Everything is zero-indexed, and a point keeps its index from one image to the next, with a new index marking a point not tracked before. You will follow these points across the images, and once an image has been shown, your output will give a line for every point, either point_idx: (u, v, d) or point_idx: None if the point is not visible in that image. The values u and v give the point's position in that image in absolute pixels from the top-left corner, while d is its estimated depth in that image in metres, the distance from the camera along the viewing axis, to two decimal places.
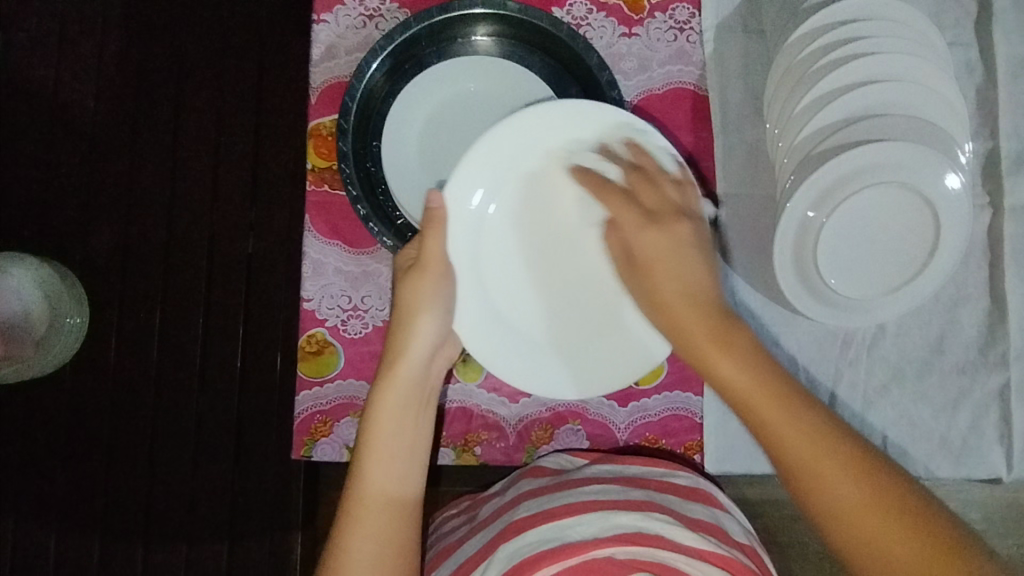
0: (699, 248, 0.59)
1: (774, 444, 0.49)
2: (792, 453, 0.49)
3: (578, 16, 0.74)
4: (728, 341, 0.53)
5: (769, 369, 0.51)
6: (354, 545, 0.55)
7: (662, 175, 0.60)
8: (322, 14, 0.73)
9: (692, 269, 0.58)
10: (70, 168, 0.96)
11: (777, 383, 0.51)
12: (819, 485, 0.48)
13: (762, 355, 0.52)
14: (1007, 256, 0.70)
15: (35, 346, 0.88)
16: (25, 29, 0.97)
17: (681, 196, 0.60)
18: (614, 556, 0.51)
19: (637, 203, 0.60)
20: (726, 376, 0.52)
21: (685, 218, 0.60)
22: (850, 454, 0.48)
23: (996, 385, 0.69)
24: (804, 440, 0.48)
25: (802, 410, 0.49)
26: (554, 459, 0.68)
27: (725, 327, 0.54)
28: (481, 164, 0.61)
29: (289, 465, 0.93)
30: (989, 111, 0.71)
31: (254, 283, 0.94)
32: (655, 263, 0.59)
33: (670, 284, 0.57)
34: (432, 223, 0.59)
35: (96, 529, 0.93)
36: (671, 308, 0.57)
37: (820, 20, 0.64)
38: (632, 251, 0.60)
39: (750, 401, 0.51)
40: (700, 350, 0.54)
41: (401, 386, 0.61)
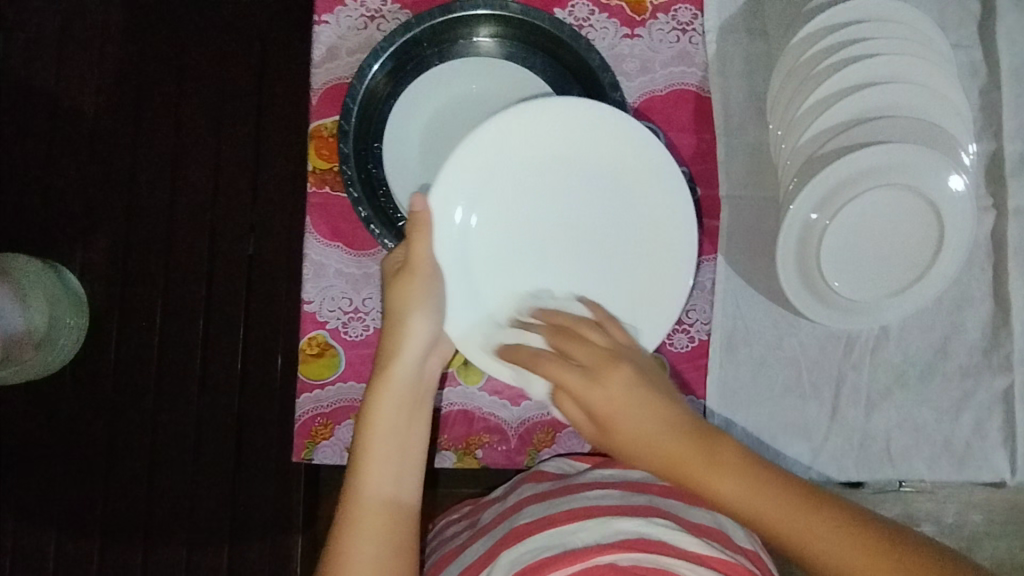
0: (653, 382, 0.55)
1: (809, 558, 0.46)
2: (824, 559, 0.45)
3: (580, 17, 0.74)
4: (715, 452, 0.49)
5: (770, 479, 0.48)
6: (352, 551, 0.55)
7: (582, 325, 0.59)
8: (323, 15, 0.73)
9: (655, 410, 0.53)
10: (70, 170, 0.96)
11: (782, 491, 0.47)
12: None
13: (751, 459, 0.49)
14: (1011, 258, 0.70)
15: (34, 348, 0.88)
16: (25, 30, 0.97)
17: (610, 339, 0.58)
18: (615, 562, 0.50)
19: (579, 343, 0.57)
20: (729, 499, 0.48)
21: (624, 358, 0.56)
22: (907, 559, 0.44)
23: (1000, 388, 0.69)
24: (851, 556, 0.44)
25: (833, 517, 0.46)
26: (556, 462, 0.68)
27: (709, 445, 0.50)
28: (467, 166, 0.61)
29: (289, 469, 0.92)
30: (993, 113, 0.71)
31: (254, 285, 0.94)
32: (614, 415, 0.53)
33: (636, 439, 0.52)
34: (419, 227, 0.59)
35: (96, 532, 0.92)
36: (652, 460, 0.51)
37: (824, 21, 0.63)
38: (592, 409, 0.54)
39: (766, 522, 0.47)
40: (696, 485, 0.49)
41: (395, 389, 0.61)
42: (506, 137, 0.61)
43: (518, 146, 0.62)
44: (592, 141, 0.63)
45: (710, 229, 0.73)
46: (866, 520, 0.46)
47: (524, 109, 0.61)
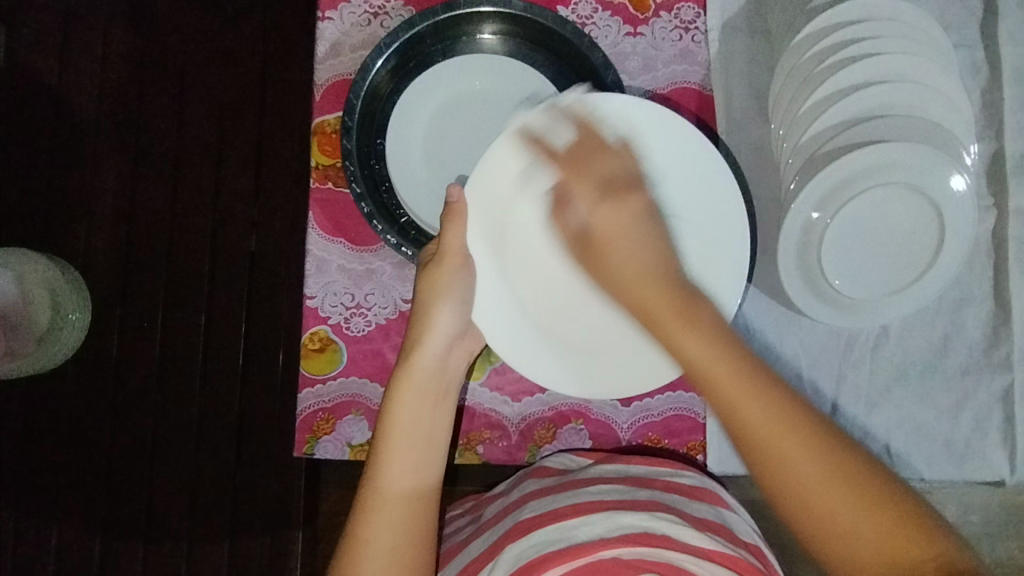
0: (661, 233, 0.58)
1: (746, 437, 0.48)
2: (753, 427, 0.47)
3: (583, 15, 0.74)
4: (691, 316, 0.52)
5: (745, 353, 0.49)
6: (369, 537, 0.56)
7: (614, 142, 0.59)
8: (326, 11, 0.73)
9: (648, 250, 0.56)
10: (74, 164, 0.96)
11: (748, 366, 0.49)
12: (780, 465, 0.47)
13: (725, 327, 0.51)
14: (1011, 258, 0.70)
15: (36, 341, 0.86)
16: (28, 25, 0.97)
17: (631, 164, 0.59)
18: (619, 557, 0.51)
19: (592, 164, 0.59)
20: (691, 354, 0.50)
21: (637, 188, 0.59)
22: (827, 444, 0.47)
23: (999, 387, 0.70)
24: (773, 420, 0.47)
25: (788, 402, 0.48)
26: (558, 458, 0.68)
27: (689, 303, 0.53)
28: (506, 160, 0.58)
29: (290, 464, 0.92)
30: (995, 112, 0.71)
31: (256, 280, 0.94)
32: (609, 240, 0.58)
33: (626, 266, 0.56)
34: (453, 219, 0.58)
35: (98, 527, 0.93)
36: (632, 290, 0.55)
37: (825, 21, 0.64)
38: (588, 228, 0.59)
39: (718, 378, 0.48)
40: (662, 327, 0.52)
41: (417, 381, 0.61)
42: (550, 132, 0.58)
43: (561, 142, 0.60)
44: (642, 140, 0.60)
45: None
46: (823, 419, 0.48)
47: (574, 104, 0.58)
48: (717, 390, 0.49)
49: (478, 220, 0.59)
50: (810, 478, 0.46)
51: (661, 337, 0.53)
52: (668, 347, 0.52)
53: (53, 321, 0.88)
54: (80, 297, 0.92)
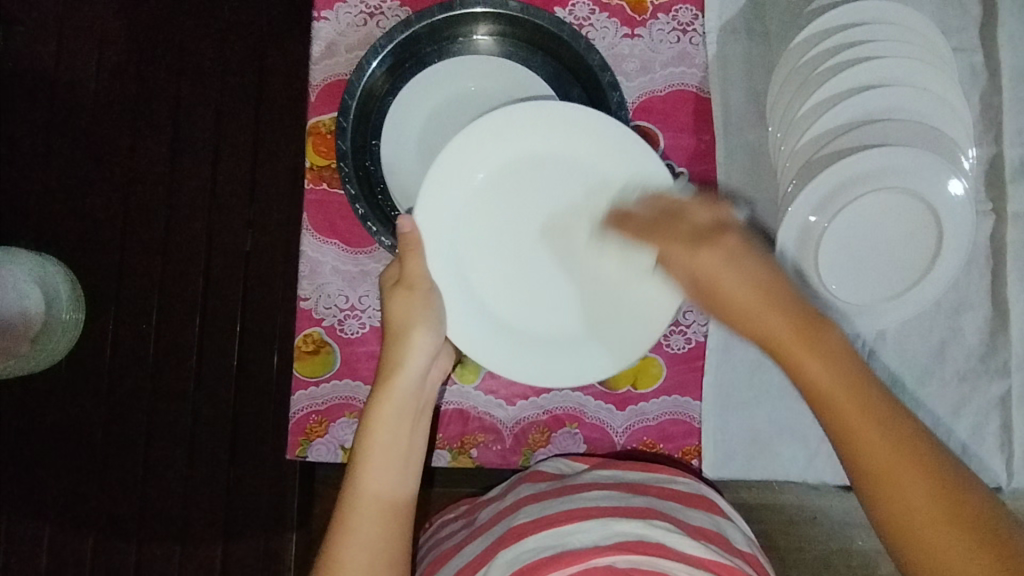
0: (766, 266, 0.51)
1: (853, 450, 0.45)
2: (876, 462, 0.44)
3: (580, 16, 0.73)
4: (815, 340, 0.47)
5: (889, 402, 0.45)
6: (345, 553, 0.55)
7: (691, 202, 0.56)
8: (322, 11, 0.73)
9: (754, 275, 0.50)
10: (69, 163, 0.96)
11: (883, 403, 0.45)
12: (900, 522, 0.43)
13: (853, 359, 0.47)
14: (1010, 263, 0.69)
15: (31, 343, 0.87)
16: (24, 23, 0.97)
17: (717, 215, 0.54)
18: (614, 564, 0.50)
19: (683, 223, 0.55)
20: (813, 381, 0.47)
21: (731, 229, 0.53)
22: (964, 505, 0.43)
23: (997, 393, 0.69)
24: (906, 472, 0.43)
25: (922, 456, 0.44)
26: (554, 462, 0.68)
27: (809, 324, 0.48)
28: (454, 169, 0.61)
29: (283, 466, 0.92)
30: (994, 117, 0.71)
31: (253, 280, 0.94)
32: (714, 274, 0.51)
33: (735, 301, 0.50)
34: (408, 247, 0.60)
35: (92, 529, 0.92)
36: (752, 324, 0.50)
37: (825, 24, 0.63)
38: (692, 271, 0.53)
39: (836, 404, 0.46)
40: (786, 356, 0.48)
41: (396, 399, 0.60)
42: (491, 137, 0.62)
43: (502, 144, 0.63)
44: (574, 141, 0.64)
45: None
46: (971, 484, 0.43)
47: (512, 112, 0.61)
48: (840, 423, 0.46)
49: (425, 235, 0.61)
50: (938, 541, 0.42)
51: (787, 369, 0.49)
52: (790, 373, 0.48)
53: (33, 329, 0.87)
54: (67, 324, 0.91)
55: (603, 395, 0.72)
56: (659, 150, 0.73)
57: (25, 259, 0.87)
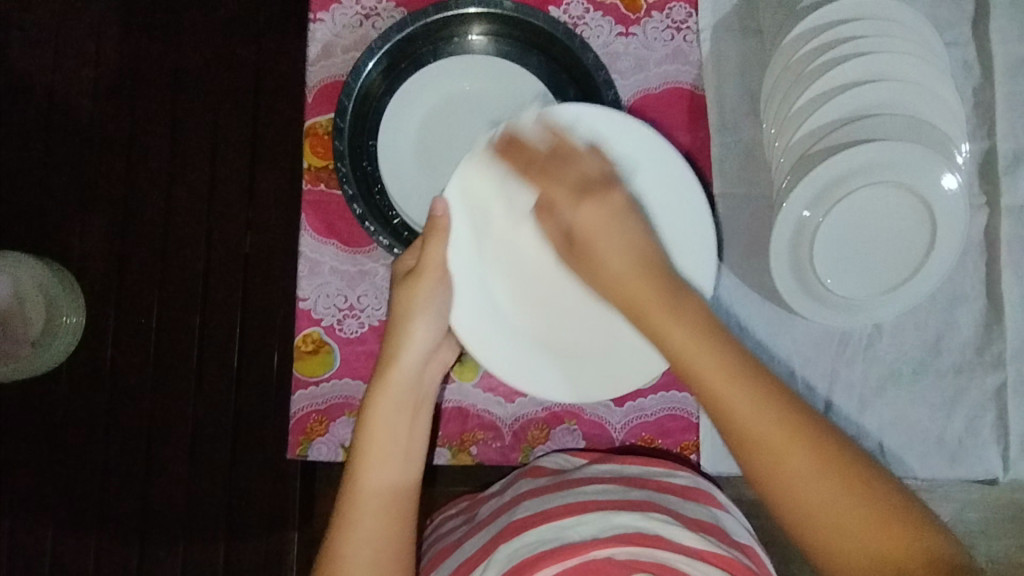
0: (643, 233, 0.55)
1: (705, 394, 0.48)
2: (742, 425, 0.47)
3: (574, 15, 0.74)
4: (675, 301, 0.51)
5: (744, 366, 0.48)
6: (349, 547, 0.55)
7: (586, 151, 0.57)
8: (318, 13, 0.73)
9: (637, 239, 0.54)
10: (68, 166, 0.96)
11: (741, 367, 0.48)
12: (760, 446, 0.46)
13: (707, 315, 0.51)
14: (1003, 255, 0.70)
15: (31, 346, 0.88)
16: (22, 28, 0.97)
17: (606, 166, 0.57)
18: (613, 557, 0.51)
19: (573, 166, 0.57)
20: (674, 342, 0.50)
21: (616, 186, 0.56)
22: (838, 457, 0.46)
23: (993, 384, 0.70)
24: (765, 423, 0.46)
25: (783, 410, 0.47)
26: (551, 459, 0.68)
27: (672, 289, 0.52)
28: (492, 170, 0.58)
29: (284, 466, 0.92)
30: (986, 112, 0.71)
31: (251, 281, 0.94)
32: (594, 236, 0.55)
33: (607, 259, 0.54)
34: (433, 232, 0.58)
35: (94, 531, 0.93)
36: (619, 289, 0.53)
37: (816, 21, 0.64)
38: (572, 224, 0.56)
39: (697, 371, 0.48)
40: (650, 320, 0.52)
41: (394, 392, 0.60)
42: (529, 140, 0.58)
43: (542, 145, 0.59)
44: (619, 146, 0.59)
45: None
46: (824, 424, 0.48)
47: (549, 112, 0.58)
48: (708, 393, 0.48)
49: (461, 240, 0.59)
50: (814, 498, 0.45)
51: (649, 330, 0.52)
52: (649, 332, 0.52)
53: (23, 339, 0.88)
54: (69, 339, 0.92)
55: None
56: None
57: (30, 264, 0.89)
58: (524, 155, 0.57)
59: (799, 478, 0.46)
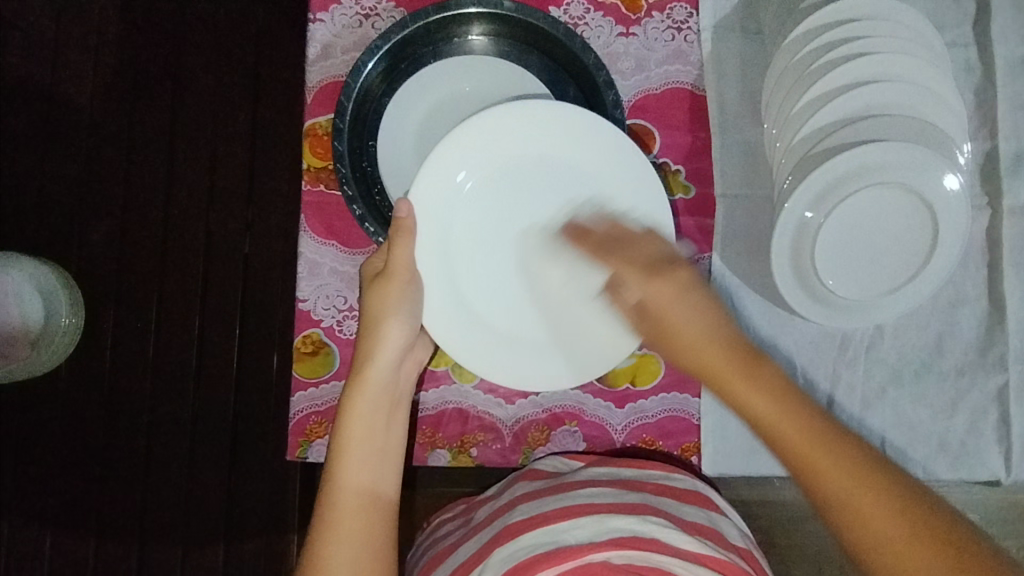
0: (709, 301, 0.55)
1: (792, 460, 0.47)
2: (838, 496, 0.45)
3: (575, 15, 0.74)
4: (754, 369, 0.51)
5: (837, 432, 0.47)
6: (330, 548, 0.54)
7: (641, 236, 0.60)
8: (318, 13, 0.73)
9: (704, 315, 0.54)
10: (67, 166, 0.96)
11: (828, 434, 0.47)
12: (858, 521, 0.44)
13: (791, 384, 0.50)
14: (1006, 256, 0.70)
15: (29, 347, 0.87)
16: (22, 28, 0.97)
17: (664, 246, 0.58)
18: (609, 560, 0.50)
19: (632, 248, 0.59)
20: (752, 407, 0.49)
21: (680, 264, 0.57)
22: (956, 545, 0.42)
23: (995, 386, 0.69)
24: (859, 492, 0.44)
25: (885, 487, 0.44)
26: (550, 460, 0.68)
27: (749, 355, 0.52)
28: (450, 167, 0.61)
29: (284, 468, 0.92)
30: (987, 112, 0.71)
31: (250, 282, 0.94)
32: (665, 311, 0.55)
33: (682, 331, 0.54)
34: (400, 232, 0.59)
35: (94, 532, 0.92)
36: (689, 352, 0.53)
37: (818, 20, 0.63)
38: (646, 302, 0.56)
39: (780, 433, 0.48)
40: (725, 386, 0.51)
41: (370, 392, 0.60)
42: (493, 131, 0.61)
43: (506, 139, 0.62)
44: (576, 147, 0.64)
45: (705, 227, 0.73)
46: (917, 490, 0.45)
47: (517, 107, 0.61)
48: (800, 466, 0.47)
49: (425, 229, 0.61)
50: None
51: (727, 399, 0.52)
52: (728, 401, 0.51)
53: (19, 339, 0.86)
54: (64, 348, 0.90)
55: (602, 392, 0.72)
56: (653, 148, 0.74)
57: (26, 264, 0.87)
58: (590, 241, 0.62)
59: (905, 561, 0.42)
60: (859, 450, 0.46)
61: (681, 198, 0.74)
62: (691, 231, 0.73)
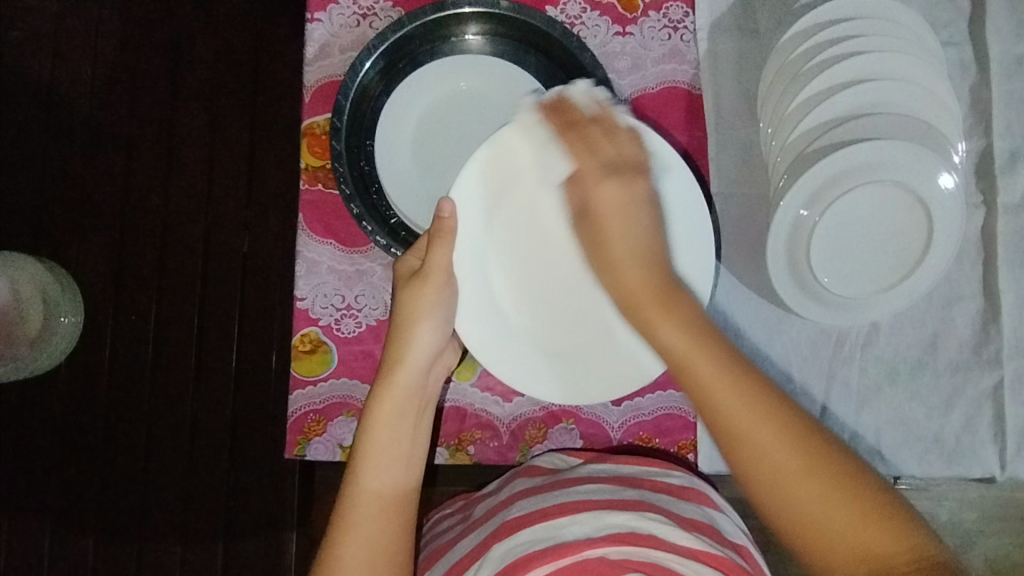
0: (650, 218, 0.58)
1: (693, 385, 0.49)
2: (725, 413, 0.47)
3: (572, 15, 0.74)
4: (667, 300, 0.53)
5: (724, 353, 0.49)
6: (348, 546, 0.55)
7: (625, 130, 0.60)
8: (316, 12, 0.73)
9: (640, 233, 0.57)
10: (66, 166, 0.96)
11: (723, 357, 0.49)
12: (739, 441, 0.47)
13: (704, 319, 0.52)
14: (1000, 254, 0.70)
15: (30, 347, 0.87)
16: (21, 28, 0.97)
17: (639, 152, 0.59)
18: (606, 556, 0.51)
19: (597, 142, 0.59)
20: (665, 335, 0.52)
21: (643, 174, 0.59)
22: (824, 455, 0.46)
23: (990, 384, 0.70)
24: (751, 418, 0.47)
25: (761, 397, 0.47)
26: (548, 458, 0.68)
27: (668, 288, 0.54)
28: (497, 168, 0.60)
29: (282, 467, 0.92)
30: (983, 110, 0.71)
31: (249, 281, 0.94)
32: (606, 218, 0.58)
33: (619, 241, 0.57)
34: (441, 234, 0.59)
35: (93, 531, 0.93)
36: (620, 266, 0.56)
37: (813, 20, 0.64)
38: (590, 201, 0.60)
39: (691, 366, 0.49)
40: (642, 312, 0.54)
41: (400, 394, 0.60)
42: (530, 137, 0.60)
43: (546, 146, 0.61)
44: None
45: None
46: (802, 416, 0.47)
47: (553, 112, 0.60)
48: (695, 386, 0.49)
49: (463, 236, 0.60)
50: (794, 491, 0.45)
51: (641, 323, 0.54)
52: (643, 328, 0.54)
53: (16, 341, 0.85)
54: (48, 360, 0.90)
55: None
56: None
57: (30, 267, 0.89)
58: (568, 122, 0.60)
59: (777, 468, 0.46)
60: (760, 380, 0.49)
61: None
62: None
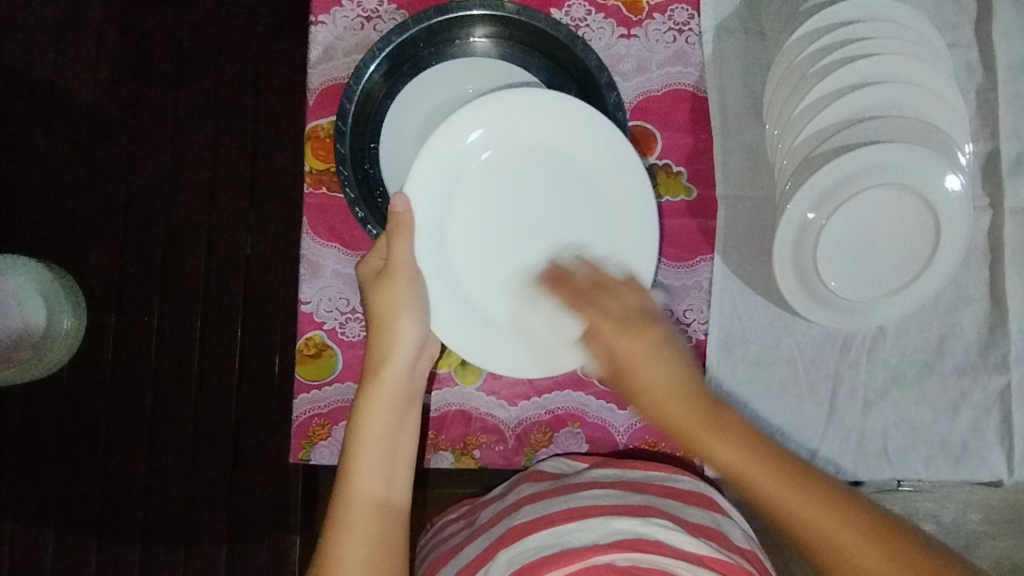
0: (683, 354, 0.55)
1: (756, 492, 0.48)
2: (794, 515, 0.47)
3: (576, 17, 0.74)
4: (717, 420, 0.51)
5: (768, 449, 0.49)
6: (344, 552, 0.55)
7: (623, 287, 0.59)
8: (319, 15, 0.73)
9: (673, 370, 0.53)
10: (68, 168, 0.96)
11: (776, 459, 0.49)
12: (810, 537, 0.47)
13: (746, 426, 0.51)
14: (1007, 256, 0.70)
15: (31, 348, 0.88)
16: (24, 30, 0.97)
17: (642, 300, 0.58)
18: (613, 563, 0.50)
19: (608, 296, 0.58)
20: (722, 459, 0.49)
21: (657, 319, 0.57)
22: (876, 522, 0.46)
23: (997, 387, 0.69)
24: (812, 508, 0.47)
25: (819, 489, 0.47)
26: (553, 462, 0.68)
27: (715, 411, 0.51)
28: (449, 154, 0.61)
29: (286, 470, 0.92)
30: (990, 112, 0.71)
31: (252, 284, 0.94)
32: (635, 364, 0.54)
33: (651, 382, 0.53)
34: (399, 228, 0.59)
35: (95, 535, 0.92)
36: (660, 408, 0.53)
37: (820, 21, 0.63)
38: (613, 355, 0.56)
39: (751, 478, 0.48)
40: (692, 441, 0.51)
41: (386, 392, 0.60)
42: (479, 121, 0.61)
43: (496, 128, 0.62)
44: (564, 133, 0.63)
45: (706, 228, 0.73)
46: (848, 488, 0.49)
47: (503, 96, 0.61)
48: (761, 494, 0.48)
49: (421, 221, 0.61)
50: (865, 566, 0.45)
51: (695, 453, 0.51)
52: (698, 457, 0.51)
53: (10, 341, 0.86)
54: (51, 365, 0.90)
55: (606, 394, 0.72)
56: (656, 150, 0.74)
57: (24, 267, 0.89)
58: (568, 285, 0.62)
59: (846, 549, 0.46)
60: (801, 467, 0.49)
61: (684, 199, 0.74)
62: (690, 232, 0.73)
